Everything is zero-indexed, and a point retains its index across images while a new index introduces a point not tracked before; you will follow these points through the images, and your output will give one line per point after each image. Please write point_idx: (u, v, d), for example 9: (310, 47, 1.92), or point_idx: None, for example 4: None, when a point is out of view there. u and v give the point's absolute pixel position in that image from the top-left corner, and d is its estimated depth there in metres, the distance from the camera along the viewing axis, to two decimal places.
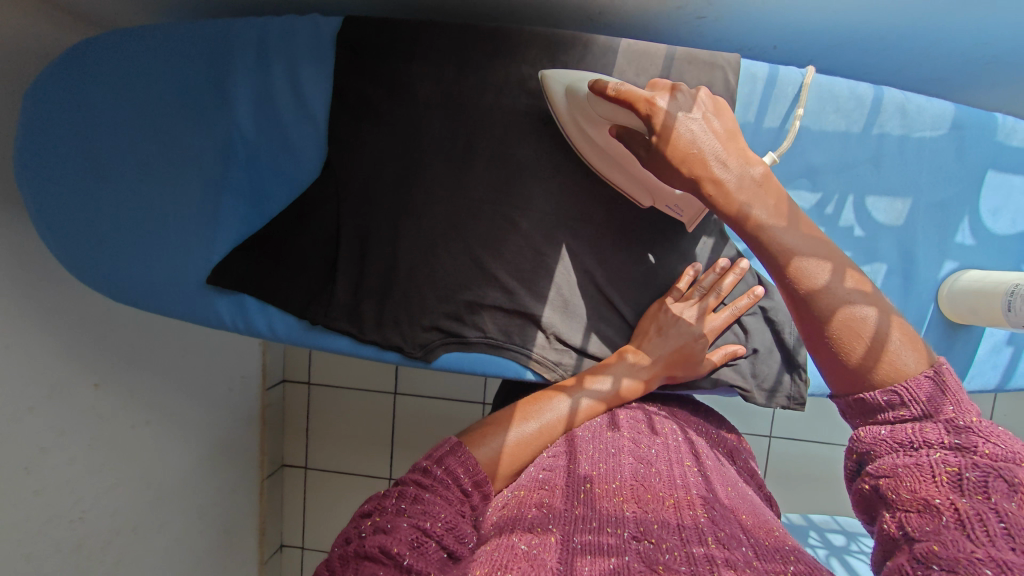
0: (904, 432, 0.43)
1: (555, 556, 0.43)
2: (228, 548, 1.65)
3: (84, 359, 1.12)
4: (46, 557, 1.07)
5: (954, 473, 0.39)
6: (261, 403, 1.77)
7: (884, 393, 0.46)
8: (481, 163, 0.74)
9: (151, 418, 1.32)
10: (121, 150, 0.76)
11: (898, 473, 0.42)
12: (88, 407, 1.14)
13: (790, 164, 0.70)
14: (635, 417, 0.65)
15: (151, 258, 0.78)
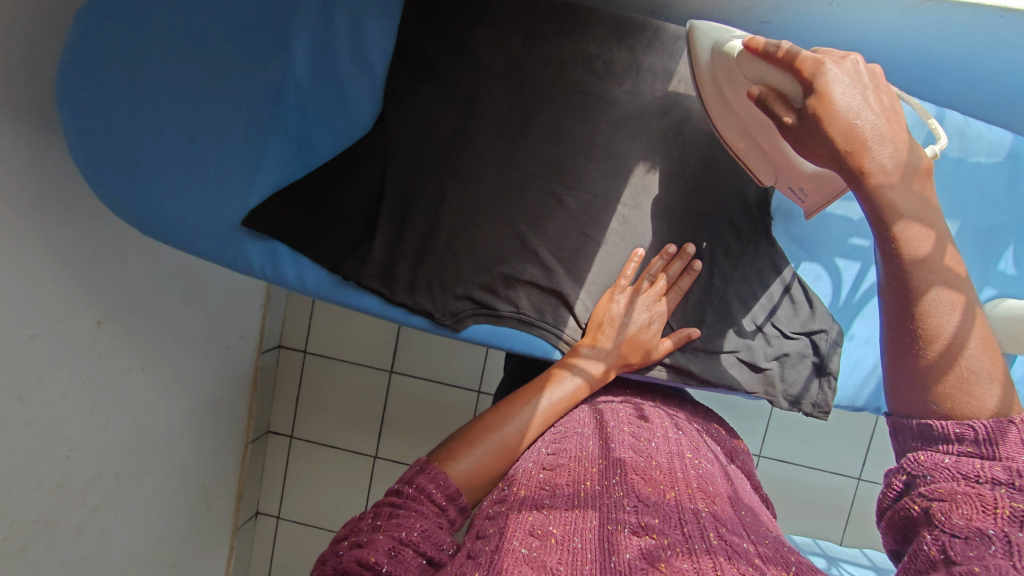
0: (971, 464, 0.40)
1: (556, 558, 0.42)
2: (204, 508, 1.63)
3: (91, 295, 1.09)
4: (28, 491, 1.04)
5: (1018, 511, 0.36)
6: (255, 366, 1.75)
7: (956, 423, 0.43)
8: (535, 137, 0.74)
9: (147, 364, 1.29)
10: (168, 81, 0.73)
11: (954, 499, 0.38)
12: (87, 344, 1.11)
13: None
14: (624, 409, 0.68)
15: (187, 194, 0.76)
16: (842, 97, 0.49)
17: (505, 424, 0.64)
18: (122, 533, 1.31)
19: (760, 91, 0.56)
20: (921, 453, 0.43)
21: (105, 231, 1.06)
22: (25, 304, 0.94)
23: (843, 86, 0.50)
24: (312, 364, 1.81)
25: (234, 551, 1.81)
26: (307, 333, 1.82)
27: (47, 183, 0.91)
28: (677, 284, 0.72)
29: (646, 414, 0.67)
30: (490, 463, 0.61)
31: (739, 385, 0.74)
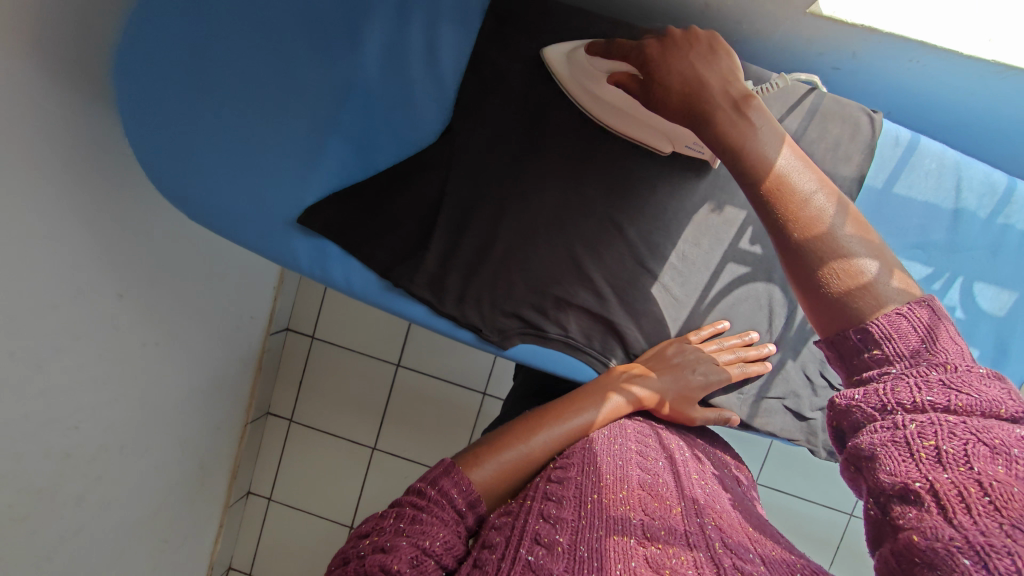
0: (876, 394, 0.39)
1: (561, 567, 0.44)
2: (198, 486, 1.59)
3: (118, 269, 1.04)
4: (36, 458, 1.01)
5: (931, 443, 0.35)
6: (261, 347, 1.69)
7: (857, 329, 0.41)
8: (601, 162, 0.73)
9: (161, 340, 1.24)
10: (234, 68, 0.71)
11: (876, 452, 0.38)
12: (106, 318, 1.06)
13: (906, 234, 0.70)
14: (645, 432, 0.65)
15: (242, 184, 0.75)
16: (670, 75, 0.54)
17: (536, 437, 0.62)
18: (119, 507, 1.28)
19: (614, 75, 0.62)
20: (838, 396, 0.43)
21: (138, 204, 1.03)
22: (50, 270, 0.89)
23: (679, 67, 0.54)
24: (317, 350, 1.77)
25: (222, 531, 1.76)
26: (315, 318, 1.77)
27: (86, 151, 0.87)
28: (733, 353, 0.73)
29: (660, 434, 0.66)
30: (507, 473, 0.59)
31: (780, 431, 0.77)
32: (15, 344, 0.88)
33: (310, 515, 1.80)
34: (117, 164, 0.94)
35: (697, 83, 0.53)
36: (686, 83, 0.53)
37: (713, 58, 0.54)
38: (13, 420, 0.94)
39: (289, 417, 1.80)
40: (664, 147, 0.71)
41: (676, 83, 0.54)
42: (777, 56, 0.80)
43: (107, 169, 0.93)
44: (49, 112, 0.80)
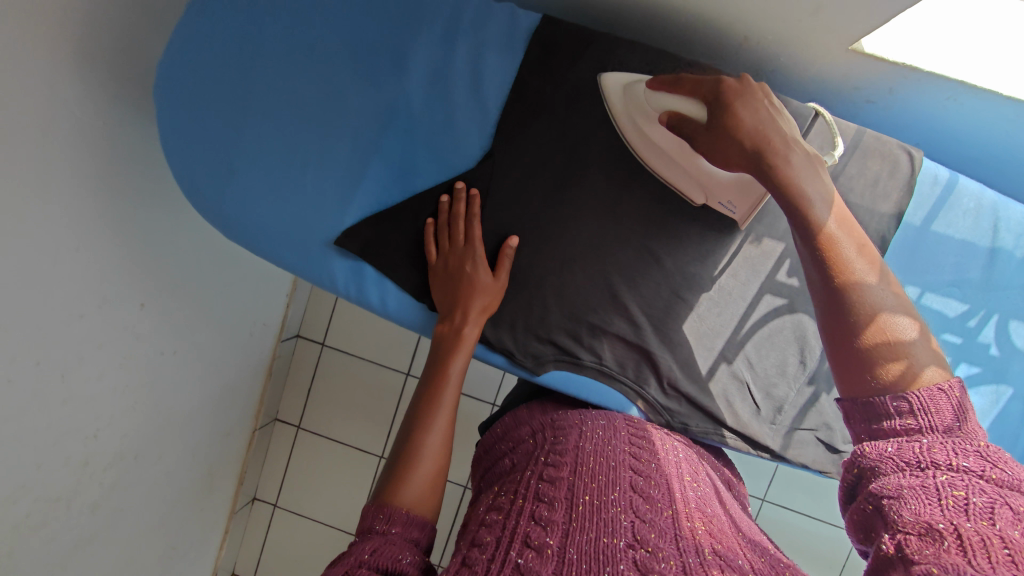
0: (911, 450, 0.43)
1: (551, 569, 0.45)
2: (205, 497, 1.49)
3: (138, 274, 0.98)
4: (53, 472, 0.95)
5: (960, 497, 0.39)
6: (271, 354, 1.60)
7: (893, 397, 0.46)
8: (640, 191, 0.74)
9: (179, 348, 1.17)
10: (278, 90, 0.73)
11: (901, 495, 0.41)
12: (127, 326, 1.00)
13: (941, 272, 0.71)
14: (639, 432, 0.68)
15: (282, 203, 0.75)
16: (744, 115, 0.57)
17: (427, 438, 0.63)
18: (135, 516, 1.21)
19: (674, 114, 0.63)
20: (868, 446, 0.46)
21: (161, 212, 0.99)
22: (77, 278, 0.86)
23: (754, 107, 0.57)
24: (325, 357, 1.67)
25: (226, 538, 1.65)
26: (326, 321, 1.67)
27: (110, 164, 0.85)
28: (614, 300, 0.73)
29: (649, 436, 0.68)
30: (439, 475, 0.62)
31: (812, 463, 0.77)
32: (42, 352, 0.85)
33: (316, 523, 1.70)
34: (141, 173, 0.92)
35: (765, 127, 0.56)
36: (755, 130, 0.56)
37: (779, 114, 0.59)
38: (34, 428, 0.88)
39: (298, 423, 1.70)
40: (694, 197, 0.72)
41: (747, 121, 0.57)
42: (809, 90, 0.79)
43: (132, 180, 0.90)
44: (80, 121, 0.78)
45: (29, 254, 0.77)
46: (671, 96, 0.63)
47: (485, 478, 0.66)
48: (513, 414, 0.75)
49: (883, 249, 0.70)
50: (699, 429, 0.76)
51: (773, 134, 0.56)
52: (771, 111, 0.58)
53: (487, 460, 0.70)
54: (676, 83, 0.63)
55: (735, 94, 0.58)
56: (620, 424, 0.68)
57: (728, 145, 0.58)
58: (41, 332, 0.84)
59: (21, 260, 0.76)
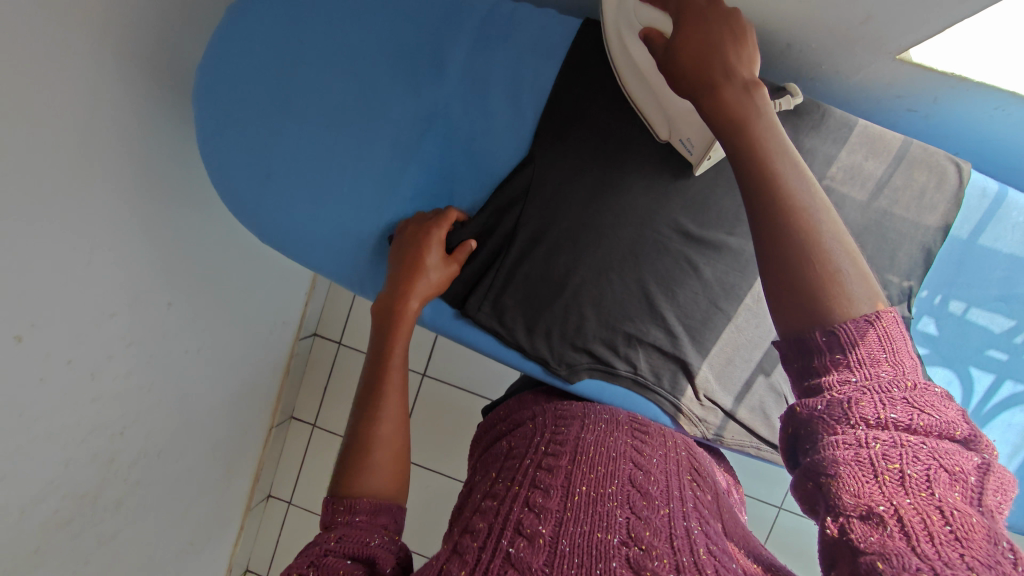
0: (840, 408, 0.37)
1: (541, 561, 0.45)
2: (223, 494, 1.48)
3: (166, 272, 0.97)
4: (80, 469, 0.94)
5: (895, 469, 0.35)
6: (289, 352, 1.58)
7: (822, 329, 0.40)
8: (680, 202, 0.73)
9: (202, 346, 1.15)
10: (317, 95, 0.73)
11: (838, 470, 0.37)
12: (155, 325, 0.99)
13: (989, 287, 0.71)
14: (666, 433, 0.69)
15: (320, 209, 0.75)
16: (693, 38, 0.52)
17: (380, 425, 0.62)
18: (157, 513, 1.20)
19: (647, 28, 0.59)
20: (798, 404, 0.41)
21: (191, 213, 0.99)
22: (109, 277, 0.86)
23: (706, 32, 0.52)
24: (343, 357, 1.66)
25: (241, 534, 1.65)
26: (344, 322, 1.66)
27: (140, 167, 0.85)
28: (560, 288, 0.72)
29: (654, 432, 0.66)
30: (398, 460, 0.62)
31: None
32: (74, 352, 0.85)
33: None
34: (171, 174, 0.91)
35: (712, 51, 0.51)
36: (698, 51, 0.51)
37: (742, 41, 0.50)
38: (65, 426, 0.88)
39: (314, 421, 1.68)
40: (660, 131, 0.70)
41: (695, 47, 0.52)
42: (849, 94, 0.78)
43: (161, 181, 0.90)
44: (117, 120, 0.78)
45: (61, 253, 0.77)
46: (652, 10, 0.61)
47: (481, 459, 0.66)
48: (515, 400, 0.77)
49: (929, 262, 0.70)
50: (734, 440, 0.77)
51: (715, 65, 0.49)
52: (726, 39, 0.51)
53: (486, 440, 0.72)
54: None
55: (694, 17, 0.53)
56: (625, 420, 0.67)
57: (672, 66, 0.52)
58: (74, 329, 0.83)
59: (54, 259, 0.76)
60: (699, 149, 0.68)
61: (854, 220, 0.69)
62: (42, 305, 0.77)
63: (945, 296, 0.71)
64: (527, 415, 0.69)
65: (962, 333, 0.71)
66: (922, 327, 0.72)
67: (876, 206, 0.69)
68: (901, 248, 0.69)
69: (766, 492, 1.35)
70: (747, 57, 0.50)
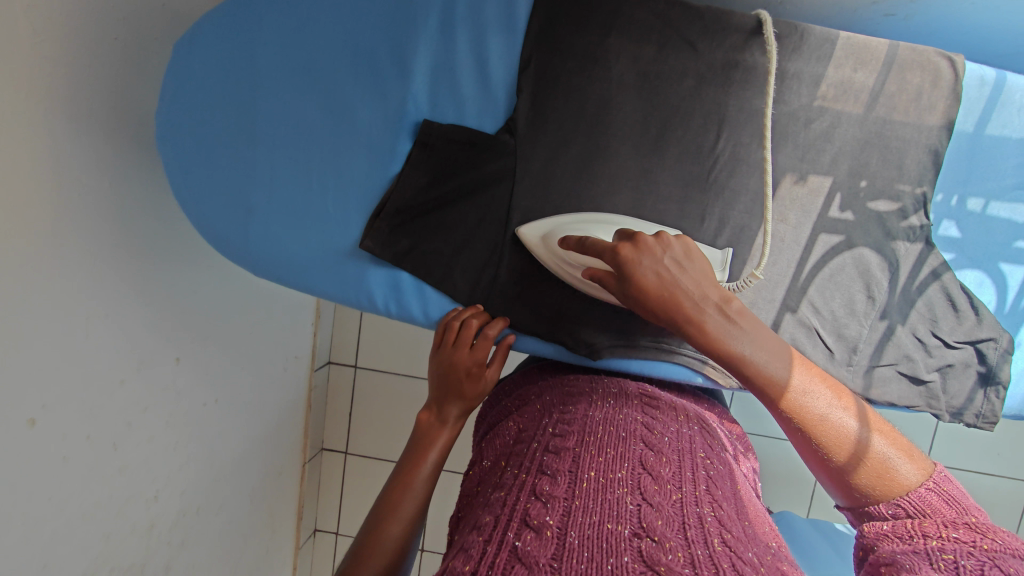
0: (904, 526, 0.46)
1: (549, 553, 0.43)
2: (270, 538, 1.47)
3: (169, 328, 0.95)
4: (122, 541, 0.93)
5: (950, 558, 0.41)
6: (307, 385, 1.56)
7: (888, 506, 0.49)
8: (672, 154, 0.70)
9: (219, 396, 1.14)
10: (283, 118, 0.71)
11: (896, 559, 0.43)
12: (167, 383, 0.97)
13: (1004, 178, 0.69)
14: (681, 407, 0.65)
15: (308, 234, 0.74)
16: (650, 279, 0.57)
17: (390, 522, 0.60)
18: (210, 568, 1.19)
19: (591, 272, 0.62)
20: (866, 527, 0.49)
21: (180, 266, 0.97)
22: (111, 343, 0.84)
23: (653, 267, 0.57)
24: (362, 381, 1.64)
25: (296, 572, 1.65)
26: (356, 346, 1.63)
27: (119, 228, 0.83)
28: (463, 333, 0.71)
29: (663, 406, 0.62)
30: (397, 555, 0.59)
31: (899, 401, 0.69)
32: (91, 425, 0.83)
33: None
34: (153, 230, 0.89)
35: (671, 293, 0.57)
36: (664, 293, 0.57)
37: (683, 265, 0.58)
38: (97, 501, 0.86)
39: (346, 449, 1.67)
40: None
41: (653, 284, 0.57)
42: (823, 11, 0.76)
43: (146, 238, 0.88)
44: (91, 182, 0.76)
45: (59, 329, 0.75)
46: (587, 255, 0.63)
47: (488, 443, 0.64)
48: (514, 381, 0.76)
49: (939, 163, 0.67)
50: None
51: (683, 300, 0.57)
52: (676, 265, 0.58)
53: (492, 417, 0.70)
54: (583, 246, 0.62)
55: (633, 256, 0.57)
56: (633, 394, 0.65)
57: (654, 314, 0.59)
58: (86, 403, 0.81)
59: (48, 336, 0.73)
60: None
61: (853, 136, 0.67)
62: (48, 383, 0.75)
63: (962, 196, 0.69)
64: (529, 394, 0.69)
65: (986, 231, 0.69)
66: (944, 232, 0.69)
67: (874, 116, 0.67)
68: (909, 156, 0.67)
69: None
70: (697, 271, 0.58)
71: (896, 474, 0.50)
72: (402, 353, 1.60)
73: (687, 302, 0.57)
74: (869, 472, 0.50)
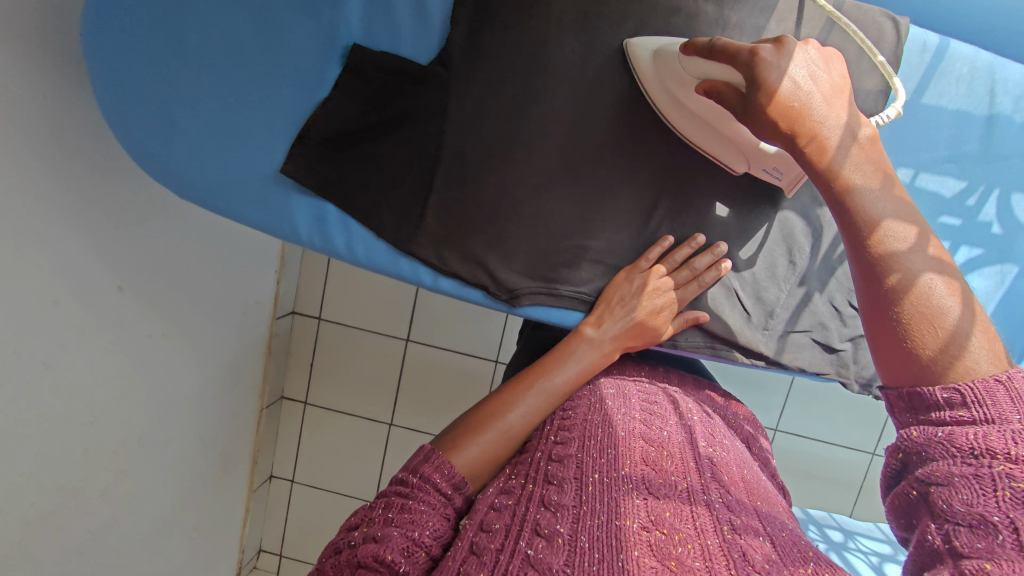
0: (964, 437, 0.43)
1: (561, 559, 0.43)
2: (223, 476, 1.48)
3: (109, 252, 0.94)
4: (53, 463, 0.92)
5: (1017, 491, 0.39)
6: (269, 333, 1.55)
7: (942, 390, 0.47)
8: (611, 99, 0.71)
9: (167, 330, 1.12)
10: (211, 31, 0.67)
11: (953, 480, 0.42)
12: (107, 311, 0.96)
13: (938, 149, 0.73)
14: (673, 399, 0.68)
15: (230, 154, 0.71)
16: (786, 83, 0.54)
17: (512, 413, 0.62)
18: (152, 499, 1.20)
19: (709, 84, 0.61)
20: (916, 429, 0.47)
21: (124, 188, 0.95)
22: (40, 262, 0.82)
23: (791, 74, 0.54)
24: (325, 332, 1.63)
25: (249, 517, 1.66)
26: (322, 298, 1.62)
27: (52, 140, 0.79)
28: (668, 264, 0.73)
29: (662, 402, 0.65)
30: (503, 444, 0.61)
31: (808, 364, 0.80)
32: (21, 340, 0.81)
33: (339, 495, 1.70)
34: (92, 148, 0.87)
35: (809, 104, 0.54)
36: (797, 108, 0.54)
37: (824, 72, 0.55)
38: (27, 418, 0.85)
39: (305, 399, 1.67)
40: (738, 164, 0.72)
41: (785, 90, 0.54)
42: None
43: (81, 156, 0.85)
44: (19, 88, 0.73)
45: None
46: (703, 62, 0.61)
47: None
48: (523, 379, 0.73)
49: None
50: (690, 344, 0.77)
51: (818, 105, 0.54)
52: (812, 74, 0.55)
53: None
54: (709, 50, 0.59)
55: (770, 60, 0.54)
56: (629, 391, 0.67)
57: (768, 128, 0.57)
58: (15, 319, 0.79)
59: None
60: (789, 176, 0.70)
61: None
62: None
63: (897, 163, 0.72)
64: None
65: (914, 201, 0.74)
66: None
67: None
68: None
69: (761, 416, 1.39)
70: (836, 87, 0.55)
71: (970, 351, 0.47)
72: (368, 306, 1.60)
73: (818, 106, 0.54)
74: (929, 330, 0.49)
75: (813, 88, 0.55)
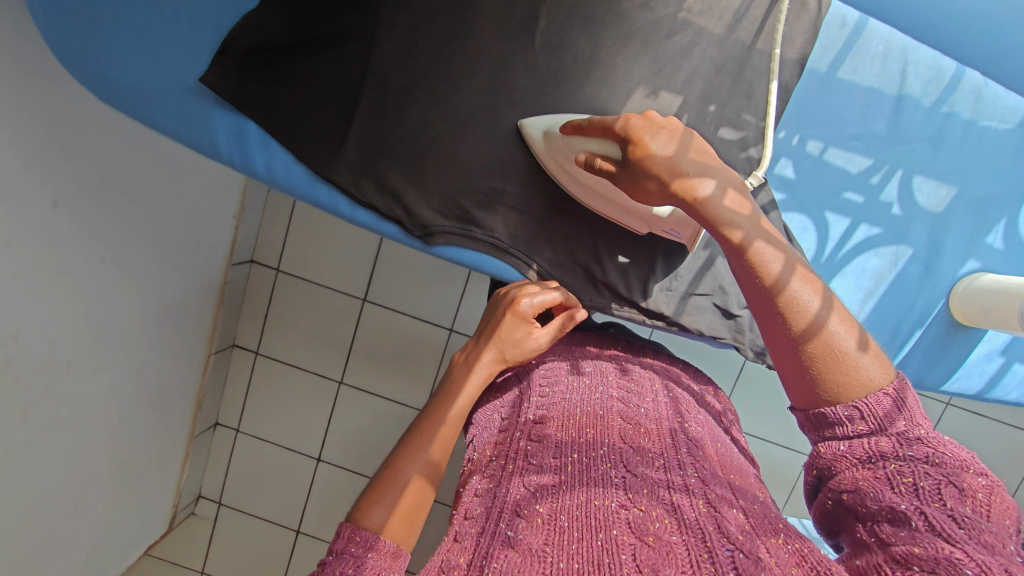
0: (861, 446, 0.45)
1: (541, 538, 0.43)
2: (161, 412, 1.45)
3: (48, 161, 0.88)
4: None
5: (910, 483, 0.41)
6: (223, 277, 1.53)
7: (843, 407, 0.46)
8: (538, 45, 0.72)
9: (106, 255, 1.07)
10: None
11: (859, 486, 0.43)
12: (44, 225, 0.90)
13: (846, 128, 0.87)
14: (650, 377, 0.69)
15: (150, 57, 0.69)
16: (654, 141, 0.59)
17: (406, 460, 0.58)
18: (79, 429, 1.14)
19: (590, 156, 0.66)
20: (822, 446, 0.48)
21: (71, 98, 0.90)
22: None
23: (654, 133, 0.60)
24: (281, 283, 1.61)
25: (189, 462, 1.63)
26: (280, 249, 1.60)
27: None
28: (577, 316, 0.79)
29: (640, 384, 0.65)
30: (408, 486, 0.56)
31: (706, 328, 0.86)
32: None
33: (282, 448, 1.68)
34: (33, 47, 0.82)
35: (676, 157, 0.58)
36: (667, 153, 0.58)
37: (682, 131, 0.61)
38: None
39: (256, 348, 1.66)
40: (636, 227, 0.77)
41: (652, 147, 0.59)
42: None
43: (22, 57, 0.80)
44: None
45: None
46: (585, 138, 0.67)
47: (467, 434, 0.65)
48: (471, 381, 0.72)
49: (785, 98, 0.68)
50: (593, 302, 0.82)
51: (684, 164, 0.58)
52: (672, 131, 0.60)
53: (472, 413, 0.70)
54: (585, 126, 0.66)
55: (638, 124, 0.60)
56: (608, 372, 0.68)
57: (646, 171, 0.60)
58: None
59: None
60: (686, 235, 0.76)
61: None
62: None
63: (804, 138, 0.86)
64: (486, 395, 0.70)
65: (817, 174, 0.88)
66: (782, 169, 0.87)
67: (733, 40, 0.77)
68: None
69: None
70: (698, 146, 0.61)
71: (860, 362, 0.47)
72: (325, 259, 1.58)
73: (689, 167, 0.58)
74: (819, 346, 0.48)
75: (672, 146, 0.59)
